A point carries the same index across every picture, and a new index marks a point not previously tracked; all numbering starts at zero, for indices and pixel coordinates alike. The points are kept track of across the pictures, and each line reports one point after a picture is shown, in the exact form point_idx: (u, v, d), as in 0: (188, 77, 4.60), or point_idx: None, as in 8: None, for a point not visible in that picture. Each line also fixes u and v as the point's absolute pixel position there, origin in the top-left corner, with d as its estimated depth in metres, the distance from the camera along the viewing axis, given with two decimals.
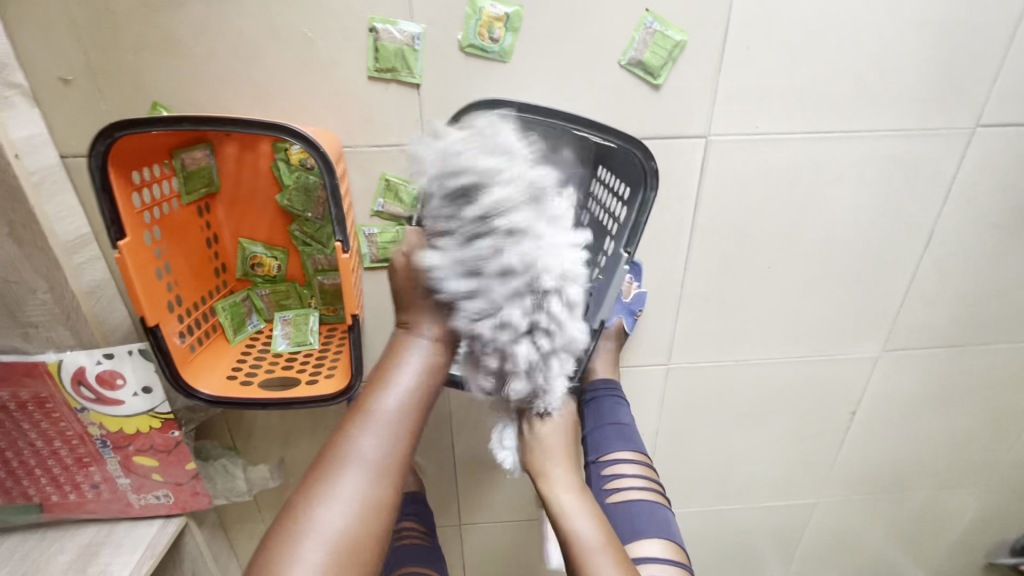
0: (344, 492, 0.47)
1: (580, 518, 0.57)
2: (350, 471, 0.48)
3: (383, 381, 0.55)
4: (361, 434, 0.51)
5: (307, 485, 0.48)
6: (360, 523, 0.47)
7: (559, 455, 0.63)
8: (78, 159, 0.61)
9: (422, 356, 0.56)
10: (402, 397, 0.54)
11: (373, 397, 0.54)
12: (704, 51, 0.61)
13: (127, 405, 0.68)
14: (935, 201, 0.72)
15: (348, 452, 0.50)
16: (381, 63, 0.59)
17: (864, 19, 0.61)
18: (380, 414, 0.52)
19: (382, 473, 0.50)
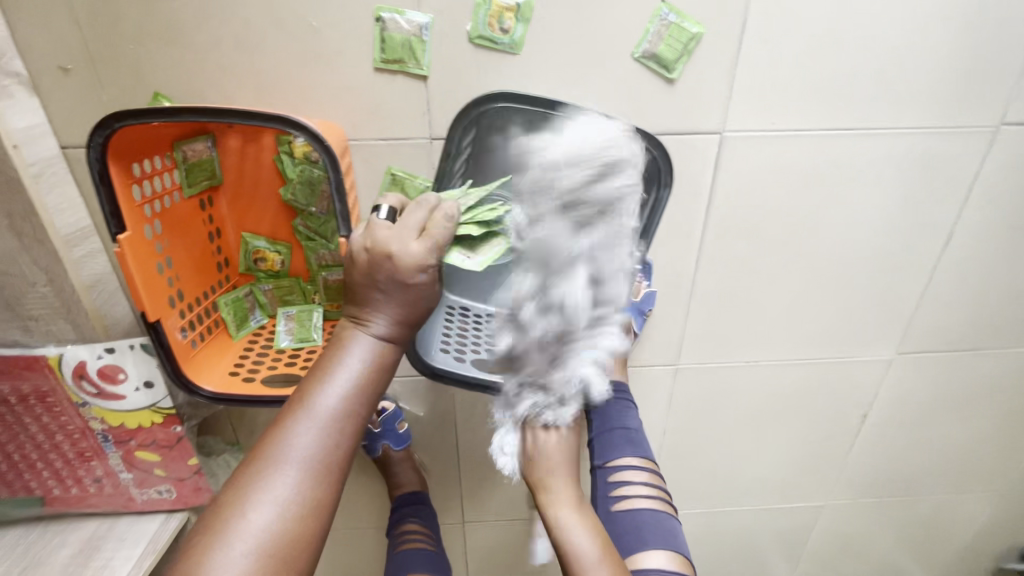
0: (272, 497, 0.41)
1: (579, 533, 0.57)
2: (280, 473, 0.41)
3: (322, 376, 0.45)
4: (291, 436, 0.43)
5: (235, 485, 0.42)
6: (296, 524, 0.41)
7: (560, 466, 0.64)
8: (78, 150, 0.60)
9: (373, 351, 0.47)
10: (343, 398, 0.44)
11: (310, 393, 0.44)
12: (721, 44, 0.59)
13: (128, 401, 0.67)
14: (955, 201, 0.70)
15: (278, 451, 0.42)
16: (388, 54, 0.57)
17: (888, 11, 0.59)
18: (315, 415, 0.43)
19: (317, 479, 0.42)
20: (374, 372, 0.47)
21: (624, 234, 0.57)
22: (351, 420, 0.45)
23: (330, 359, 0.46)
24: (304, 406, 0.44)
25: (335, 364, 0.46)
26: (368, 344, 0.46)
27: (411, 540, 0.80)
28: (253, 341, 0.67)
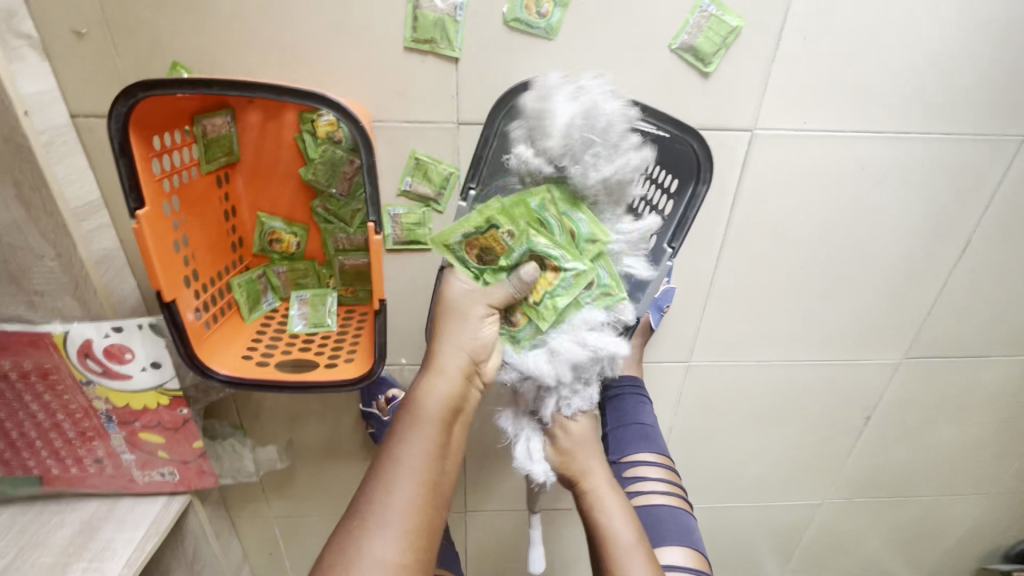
0: (373, 568, 0.39)
1: (615, 514, 0.55)
2: (378, 541, 0.40)
3: (405, 438, 0.45)
4: (383, 501, 0.42)
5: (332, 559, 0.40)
6: None
7: (592, 448, 0.60)
8: (90, 120, 0.57)
9: (451, 389, 0.48)
10: (428, 444, 0.45)
11: (397, 446, 0.45)
12: (759, 39, 0.58)
13: (134, 381, 0.65)
14: (976, 209, 0.71)
15: (371, 522, 0.41)
16: (419, 33, 0.55)
17: (929, 11, 0.58)
18: (404, 477, 0.43)
19: (415, 539, 0.41)
20: (449, 420, 0.48)
21: (655, 229, 0.57)
22: (436, 477, 0.44)
23: (409, 418, 0.47)
24: (393, 469, 0.43)
25: (415, 424, 0.46)
26: (440, 393, 0.48)
27: None
28: (265, 324, 0.65)
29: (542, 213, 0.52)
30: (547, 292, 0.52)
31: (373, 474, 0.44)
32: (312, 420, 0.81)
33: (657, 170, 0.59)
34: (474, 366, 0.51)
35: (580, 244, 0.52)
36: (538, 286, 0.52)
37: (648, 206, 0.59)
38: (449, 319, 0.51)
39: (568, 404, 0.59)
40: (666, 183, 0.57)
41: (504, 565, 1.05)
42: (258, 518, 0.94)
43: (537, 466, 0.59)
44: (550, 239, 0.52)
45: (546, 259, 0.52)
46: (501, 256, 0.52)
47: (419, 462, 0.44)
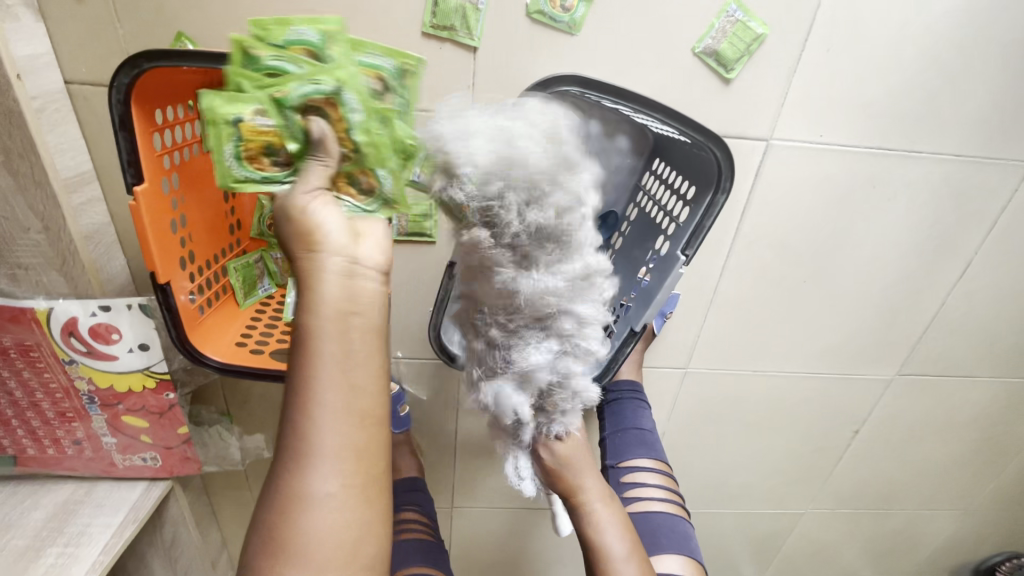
0: (321, 512, 0.35)
1: (610, 532, 0.53)
2: (319, 488, 0.35)
3: (307, 374, 0.35)
4: (308, 449, 0.35)
5: (271, 503, 0.36)
6: (349, 521, 0.36)
7: (585, 463, 0.55)
8: (84, 87, 0.54)
9: (333, 293, 0.36)
10: (329, 371, 0.35)
11: (297, 377, 0.36)
12: (782, 49, 0.57)
13: (120, 362, 0.63)
14: (980, 231, 0.71)
15: (302, 469, 0.35)
16: (438, 19, 0.53)
17: (952, 31, 0.57)
18: (323, 419, 0.35)
19: (361, 474, 0.36)
20: (358, 330, 0.36)
21: (668, 235, 0.56)
22: (365, 402, 0.36)
23: (301, 346, 0.36)
24: (307, 413, 0.35)
25: (314, 349, 0.35)
26: (332, 301, 0.36)
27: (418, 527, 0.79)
28: (261, 310, 0.64)
29: (264, 67, 0.40)
30: (352, 128, 0.39)
31: (285, 417, 0.36)
32: None
33: (673, 176, 0.58)
34: (353, 259, 0.37)
35: (328, 56, 0.40)
36: (338, 131, 0.39)
37: (661, 212, 0.59)
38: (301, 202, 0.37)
39: (549, 427, 0.52)
40: (683, 190, 0.56)
41: (488, 562, 1.05)
42: (239, 505, 0.92)
43: (527, 484, 0.55)
44: (296, 79, 0.38)
45: (313, 102, 0.39)
46: (279, 143, 0.39)
47: (334, 395, 0.35)
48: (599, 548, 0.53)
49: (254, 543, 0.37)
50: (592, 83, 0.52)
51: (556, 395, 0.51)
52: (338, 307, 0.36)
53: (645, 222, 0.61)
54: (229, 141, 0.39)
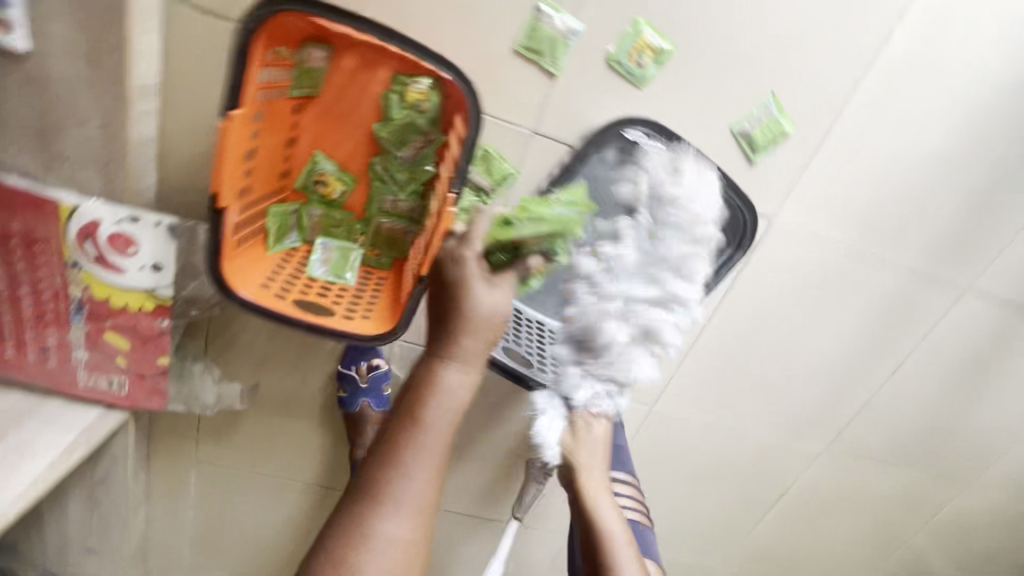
0: (395, 517, 0.50)
1: (614, 520, 0.67)
2: (392, 520, 0.49)
3: (412, 440, 0.51)
4: (394, 492, 0.50)
5: (361, 505, 0.50)
6: (416, 533, 0.51)
7: (597, 462, 0.73)
8: (182, 6, 0.55)
9: (463, 376, 0.54)
10: (437, 426, 0.52)
11: (413, 424, 0.52)
12: (801, 148, 0.67)
13: (126, 277, 0.62)
14: (913, 339, 0.84)
15: (394, 480, 0.50)
16: (531, 42, 0.60)
17: (926, 170, 0.71)
18: (423, 450, 0.52)
19: (424, 518, 0.51)
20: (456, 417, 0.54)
21: None
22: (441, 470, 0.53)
23: (422, 400, 0.52)
24: (401, 468, 0.50)
25: (429, 408, 0.52)
26: (458, 384, 0.54)
27: None
28: (286, 258, 0.65)
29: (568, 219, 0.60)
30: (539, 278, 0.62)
31: (377, 473, 0.51)
32: (280, 370, 0.79)
33: None
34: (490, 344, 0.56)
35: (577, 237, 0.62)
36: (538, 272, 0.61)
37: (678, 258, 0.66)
38: (480, 297, 0.54)
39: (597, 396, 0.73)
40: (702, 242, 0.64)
41: None
42: (179, 457, 0.88)
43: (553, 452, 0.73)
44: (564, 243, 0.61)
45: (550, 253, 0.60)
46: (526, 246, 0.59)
47: (432, 442, 0.52)
48: (597, 523, 0.67)
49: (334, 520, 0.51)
50: (642, 122, 0.63)
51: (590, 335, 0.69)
52: (455, 391, 0.53)
53: None
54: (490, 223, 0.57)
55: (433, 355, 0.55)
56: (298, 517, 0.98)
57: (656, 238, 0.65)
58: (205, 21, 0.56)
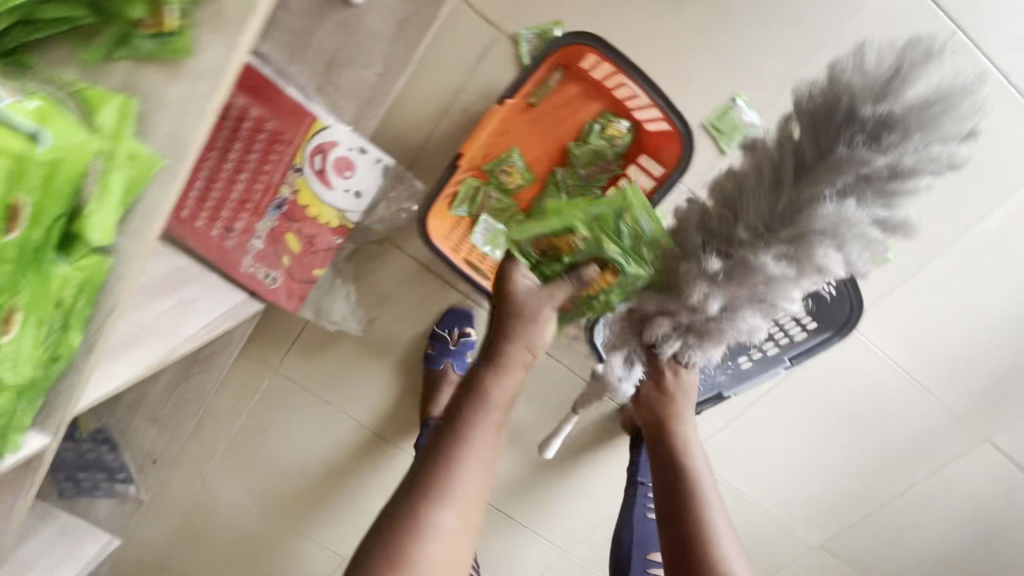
0: (450, 506, 0.53)
1: (699, 457, 0.71)
2: (449, 513, 0.53)
3: (466, 442, 0.55)
4: (451, 486, 0.53)
5: (415, 495, 0.53)
6: (465, 521, 0.54)
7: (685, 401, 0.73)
8: (470, 8, 0.70)
9: (510, 374, 0.60)
10: (482, 421, 0.57)
11: (463, 419, 0.57)
12: (892, 274, 0.81)
13: (332, 195, 0.73)
14: (928, 468, 0.94)
15: (449, 469, 0.54)
16: (717, 123, 0.73)
17: (982, 325, 0.84)
18: (473, 442, 0.56)
19: (473, 511, 0.55)
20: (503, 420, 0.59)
21: (780, 344, 0.74)
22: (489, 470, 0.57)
23: (476, 394, 0.58)
24: (459, 466, 0.54)
25: (479, 403, 0.58)
26: (504, 389, 0.59)
27: None
28: (456, 224, 0.76)
29: (617, 219, 0.61)
30: (604, 291, 0.62)
31: (433, 471, 0.54)
32: (394, 312, 0.90)
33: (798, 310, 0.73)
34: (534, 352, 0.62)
35: (642, 245, 0.61)
36: (597, 284, 0.61)
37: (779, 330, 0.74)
38: (528, 304, 0.61)
39: (690, 348, 0.64)
40: (805, 322, 0.73)
41: None
42: (263, 361, 0.96)
43: (627, 386, 0.73)
44: (617, 245, 0.60)
45: (611, 262, 0.60)
46: (566, 254, 0.62)
47: (481, 438, 0.57)
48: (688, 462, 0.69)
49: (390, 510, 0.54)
50: None
51: (691, 297, 0.57)
52: (501, 397, 0.59)
53: None
54: (528, 246, 0.63)
55: (483, 367, 0.60)
56: (338, 447, 1.06)
57: (896, 163, 0.48)
58: (481, 24, 0.70)
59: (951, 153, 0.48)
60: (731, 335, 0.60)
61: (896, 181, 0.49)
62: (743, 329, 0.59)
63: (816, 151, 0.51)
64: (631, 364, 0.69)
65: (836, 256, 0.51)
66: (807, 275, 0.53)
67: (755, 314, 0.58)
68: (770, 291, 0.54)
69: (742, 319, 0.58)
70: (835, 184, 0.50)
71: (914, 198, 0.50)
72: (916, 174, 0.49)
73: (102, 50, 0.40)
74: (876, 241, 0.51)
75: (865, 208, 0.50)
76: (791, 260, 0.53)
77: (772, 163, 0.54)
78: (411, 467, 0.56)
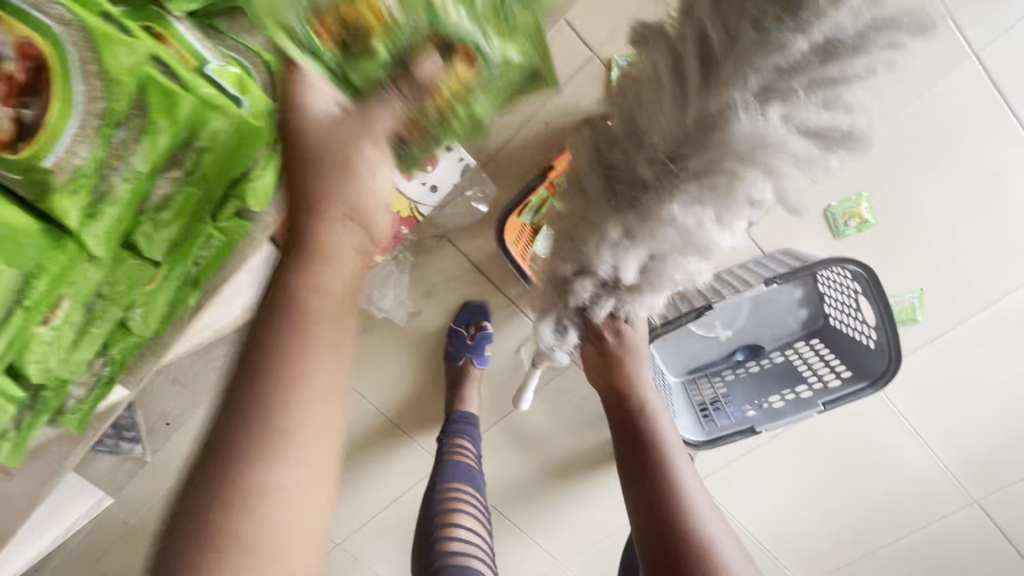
0: (288, 459, 0.35)
1: (660, 415, 0.64)
2: (269, 517, 0.34)
3: (268, 413, 0.35)
4: (260, 480, 0.34)
5: (222, 459, 0.34)
6: (313, 473, 0.36)
7: (640, 355, 0.66)
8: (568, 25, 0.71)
9: (341, 255, 0.40)
10: (313, 329, 0.38)
11: (276, 335, 0.37)
12: (918, 337, 0.85)
13: (407, 185, 0.74)
14: (917, 520, 1.00)
15: (272, 407, 0.35)
16: None
17: (991, 396, 0.89)
18: (306, 361, 0.37)
19: (315, 496, 0.36)
20: (332, 361, 0.38)
21: (813, 388, 0.80)
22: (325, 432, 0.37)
23: (297, 297, 0.38)
24: (275, 445, 0.35)
25: (303, 309, 0.38)
26: (336, 280, 0.39)
27: (461, 454, 0.90)
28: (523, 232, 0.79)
29: None
30: (468, 102, 0.42)
31: (228, 457, 0.34)
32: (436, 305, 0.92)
33: (830, 355, 0.81)
34: (367, 230, 0.42)
35: (500, 17, 0.41)
36: (447, 91, 0.41)
37: (811, 372, 0.81)
38: (342, 140, 0.40)
39: (622, 311, 0.57)
40: (839, 368, 0.79)
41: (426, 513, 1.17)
42: None
43: (563, 351, 0.65)
44: (458, 9, 0.39)
45: (455, 44, 0.39)
46: (376, 40, 0.39)
47: (315, 358, 0.37)
48: (651, 419, 0.63)
49: (186, 495, 0.34)
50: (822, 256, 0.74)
51: (596, 264, 0.50)
52: (307, 331, 0.38)
53: (788, 367, 0.84)
54: (326, 51, 0.40)
55: (280, 289, 0.38)
56: (353, 432, 1.06)
57: (834, 41, 0.35)
58: (576, 42, 0.72)
59: (913, 4, 0.34)
60: (671, 287, 0.53)
61: (828, 53, 0.35)
62: (679, 276, 0.50)
63: (724, 39, 0.37)
64: (564, 332, 0.62)
65: (767, 175, 0.40)
66: (730, 220, 0.45)
67: (678, 261, 0.49)
68: (697, 239, 0.46)
69: (673, 264, 0.49)
70: (759, 78, 0.37)
71: (871, 81, 0.37)
72: (867, 52, 0.35)
73: None
74: (811, 158, 0.40)
75: (793, 118, 0.38)
76: (704, 201, 0.44)
77: (674, 51, 0.41)
78: (196, 456, 0.36)
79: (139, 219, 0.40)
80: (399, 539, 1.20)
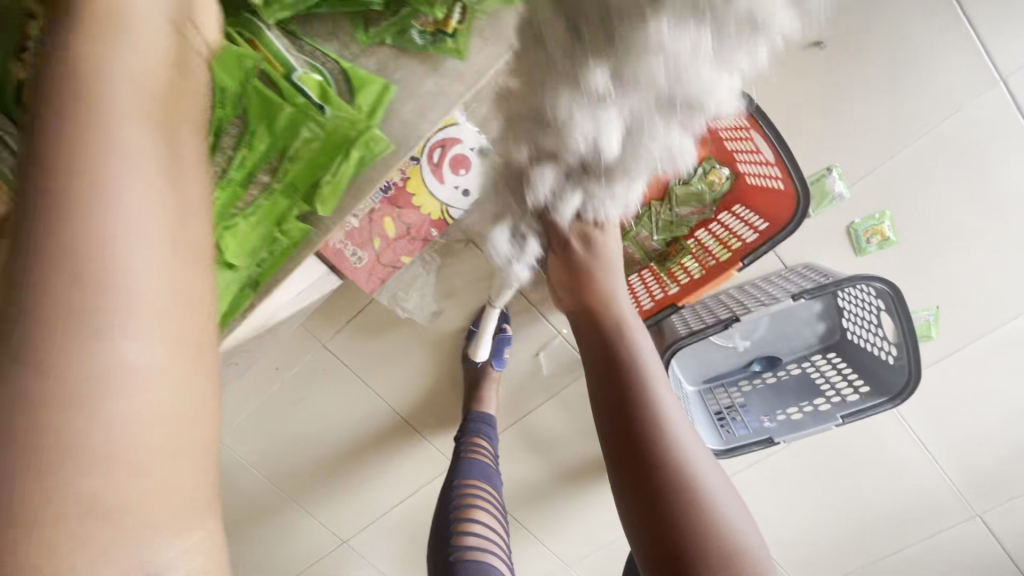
0: (127, 340, 0.31)
1: (636, 327, 0.68)
2: (120, 406, 0.30)
3: (74, 280, 0.30)
4: (91, 355, 0.29)
5: (41, 356, 0.29)
6: (164, 343, 0.32)
7: (605, 271, 0.72)
8: None
9: (144, 67, 0.36)
10: (123, 175, 0.33)
11: (73, 183, 0.31)
12: (931, 353, 0.87)
13: (440, 188, 0.76)
14: (920, 531, 1.02)
15: (87, 268, 0.30)
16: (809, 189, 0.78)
17: (999, 414, 0.91)
18: (122, 200, 0.33)
19: (179, 356, 0.33)
20: (151, 215, 0.34)
21: (832, 402, 0.82)
22: (173, 293, 0.34)
23: (80, 136, 0.32)
24: (104, 310, 0.30)
25: (98, 145, 0.33)
26: (132, 96, 0.35)
27: (478, 453, 0.90)
28: None
29: None
30: None
31: (39, 352, 0.29)
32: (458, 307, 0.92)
33: (848, 370, 0.82)
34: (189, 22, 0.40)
35: None
36: None
37: (829, 386, 0.83)
38: None
39: (597, 191, 0.59)
40: (857, 384, 0.81)
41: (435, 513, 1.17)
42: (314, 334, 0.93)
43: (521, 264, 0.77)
44: None
45: None
46: None
47: (134, 193, 0.33)
48: (627, 331, 0.67)
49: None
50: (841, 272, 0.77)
51: (568, 137, 0.49)
52: (93, 184, 0.32)
53: (806, 381, 0.85)
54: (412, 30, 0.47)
55: (52, 148, 0.32)
56: (366, 430, 1.06)
57: None
58: None
59: None
60: (656, 165, 0.53)
61: None
62: (652, 155, 0.51)
63: None
64: (523, 240, 0.74)
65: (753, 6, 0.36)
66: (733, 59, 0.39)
67: (654, 140, 0.49)
68: (686, 88, 0.42)
69: (646, 140, 0.49)
70: None
71: None
72: None
73: (377, 36, 0.48)
74: None
75: None
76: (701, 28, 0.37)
77: None
78: None
79: (227, 214, 0.48)
80: (406, 537, 1.20)
